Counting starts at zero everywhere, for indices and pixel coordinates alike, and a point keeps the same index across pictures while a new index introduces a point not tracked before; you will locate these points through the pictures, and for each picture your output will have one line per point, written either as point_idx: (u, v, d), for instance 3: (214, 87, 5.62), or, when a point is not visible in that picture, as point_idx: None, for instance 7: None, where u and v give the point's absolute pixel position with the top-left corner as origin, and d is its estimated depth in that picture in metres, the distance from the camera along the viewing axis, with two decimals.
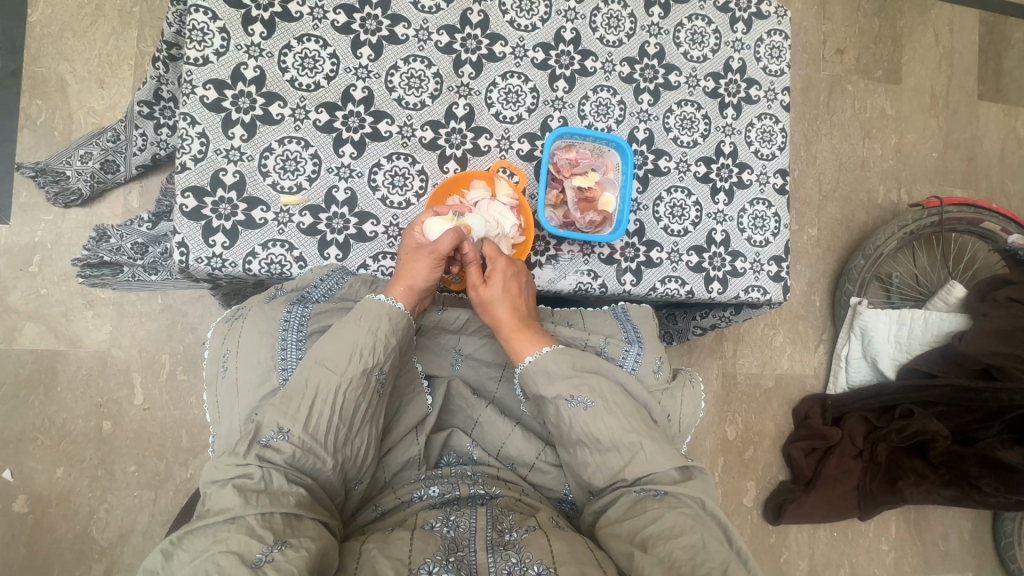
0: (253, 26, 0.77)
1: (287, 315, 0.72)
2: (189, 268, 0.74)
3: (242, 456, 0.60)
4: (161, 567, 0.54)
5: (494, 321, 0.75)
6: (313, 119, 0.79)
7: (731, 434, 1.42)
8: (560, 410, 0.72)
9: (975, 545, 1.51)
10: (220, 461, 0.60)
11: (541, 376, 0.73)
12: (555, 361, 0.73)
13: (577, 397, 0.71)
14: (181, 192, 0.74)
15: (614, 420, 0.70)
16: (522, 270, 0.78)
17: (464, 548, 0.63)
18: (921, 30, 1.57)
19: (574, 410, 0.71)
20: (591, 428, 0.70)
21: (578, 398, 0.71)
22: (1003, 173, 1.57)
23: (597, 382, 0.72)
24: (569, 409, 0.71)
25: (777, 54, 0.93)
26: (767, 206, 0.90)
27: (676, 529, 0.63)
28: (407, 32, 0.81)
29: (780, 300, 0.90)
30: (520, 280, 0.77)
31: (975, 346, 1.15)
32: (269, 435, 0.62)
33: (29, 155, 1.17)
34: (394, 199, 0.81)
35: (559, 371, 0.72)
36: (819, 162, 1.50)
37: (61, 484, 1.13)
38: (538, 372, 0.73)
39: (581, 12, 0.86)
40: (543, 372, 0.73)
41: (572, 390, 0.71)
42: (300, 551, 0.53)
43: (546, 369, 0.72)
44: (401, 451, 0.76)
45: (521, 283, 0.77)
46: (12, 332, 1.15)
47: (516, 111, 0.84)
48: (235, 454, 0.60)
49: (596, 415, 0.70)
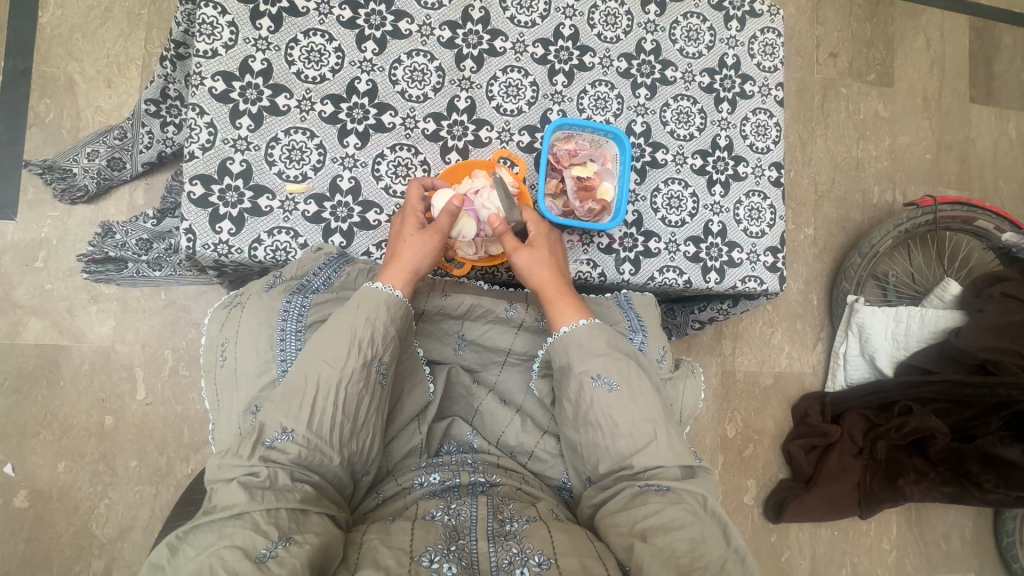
0: (261, 21, 0.79)
1: (287, 305, 0.72)
2: (195, 255, 0.76)
3: (247, 456, 0.60)
4: (166, 562, 0.54)
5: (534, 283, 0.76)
6: (318, 111, 0.80)
7: (731, 432, 1.43)
8: (584, 386, 0.72)
9: (976, 544, 1.51)
10: (224, 461, 0.61)
11: (574, 349, 0.74)
12: (589, 337, 0.74)
13: (603, 377, 0.72)
14: (190, 179, 0.76)
15: (636, 408, 0.71)
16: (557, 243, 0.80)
17: (465, 536, 0.63)
18: (912, 35, 1.60)
19: (599, 389, 0.72)
20: (613, 410, 0.71)
21: (604, 378, 0.72)
22: (996, 175, 1.59)
23: (626, 367, 0.73)
24: (593, 387, 0.72)
25: (771, 51, 0.95)
26: (763, 199, 0.92)
27: (676, 522, 0.63)
28: (411, 28, 0.84)
29: (777, 291, 0.91)
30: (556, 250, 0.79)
31: (971, 342, 1.17)
32: (272, 436, 0.62)
33: (37, 153, 1.18)
34: (397, 188, 0.82)
35: (593, 347, 0.73)
36: (814, 162, 1.53)
37: (63, 479, 1.13)
38: (571, 345, 0.74)
39: (580, 9, 0.89)
40: (575, 345, 0.74)
41: (600, 369, 0.72)
42: (303, 546, 0.54)
43: (579, 343, 0.74)
44: (405, 439, 0.77)
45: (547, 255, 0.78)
46: (16, 327, 1.16)
47: (516, 104, 0.86)
48: (238, 455, 0.61)
49: (621, 399, 0.71)
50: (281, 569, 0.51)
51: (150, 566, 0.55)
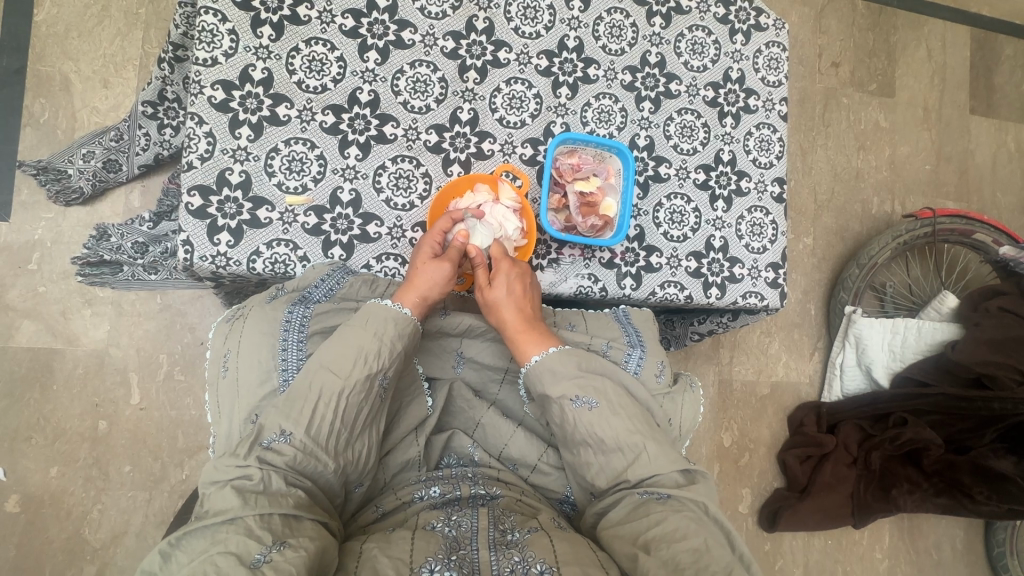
0: (262, 29, 0.78)
1: (289, 315, 0.71)
2: (193, 266, 0.75)
3: (243, 457, 0.59)
4: (158, 569, 0.53)
5: (500, 322, 0.75)
6: (320, 121, 0.79)
7: (728, 441, 1.43)
8: (565, 409, 0.72)
9: (967, 554, 1.52)
10: (220, 461, 0.59)
11: (547, 376, 0.73)
12: (561, 361, 0.73)
13: (583, 397, 0.72)
14: (188, 190, 0.75)
15: (618, 421, 0.71)
16: (528, 272, 0.78)
17: (466, 547, 0.62)
18: (914, 45, 1.60)
19: (580, 410, 0.71)
20: (596, 428, 0.71)
21: (583, 398, 0.72)
22: (994, 187, 1.60)
23: (602, 384, 0.73)
24: (575, 409, 0.71)
25: (775, 66, 0.94)
26: (765, 214, 0.91)
27: (679, 533, 0.63)
28: (414, 38, 0.83)
29: (777, 306, 0.91)
30: (526, 281, 0.77)
31: (968, 355, 1.16)
32: (270, 437, 0.61)
33: (31, 153, 1.17)
34: (398, 201, 0.81)
35: (565, 370, 0.73)
36: (814, 172, 1.52)
37: (55, 484, 1.12)
38: (544, 372, 0.73)
39: (584, 21, 0.88)
40: (547, 373, 0.73)
41: (577, 391, 0.72)
42: (298, 551, 0.52)
43: (553, 369, 0.73)
44: (401, 451, 0.76)
45: (528, 286, 0.77)
46: (10, 329, 1.14)
47: (519, 117, 0.85)
48: (235, 455, 0.59)
49: (601, 415, 0.71)
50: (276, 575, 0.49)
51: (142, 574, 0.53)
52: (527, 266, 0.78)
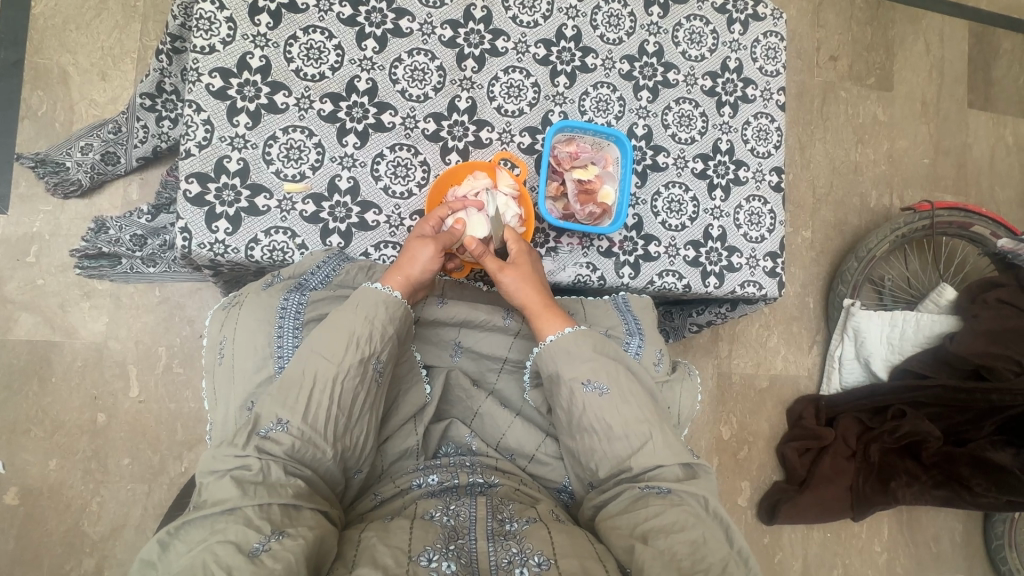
0: (259, 17, 0.78)
1: (284, 302, 0.71)
2: (192, 254, 0.75)
3: (241, 446, 0.59)
4: (157, 558, 0.52)
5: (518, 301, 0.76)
6: (317, 109, 0.79)
7: (727, 434, 1.43)
8: (575, 393, 0.72)
9: (966, 546, 1.52)
10: (218, 451, 0.59)
11: (561, 357, 0.73)
12: (576, 343, 0.73)
13: (594, 382, 0.72)
14: (186, 177, 0.75)
15: (628, 409, 0.71)
16: (533, 257, 0.79)
17: (464, 536, 0.62)
18: (912, 39, 1.60)
19: (591, 394, 0.71)
20: (606, 414, 0.70)
21: (595, 383, 0.72)
22: (992, 180, 1.60)
23: (615, 369, 0.73)
24: (585, 393, 0.71)
25: (773, 55, 0.94)
26: (763, 204, 0.92)
27: (677, 525, 0.63)
28: (412, 26, 0.83)
29: (775, 296, 0.91)
30: (535, 266, 0.78)
31: (965, 346, 1.17)
32: (268, 426, 0.61)
33: (29, 146, 1.17)
34: (396, 188, 0.81)
35: (580, 353, 0.73)
36: (813, 165, 1.53)
37: (54, 476, 1.12)
38: (558, 353, 0.73)
39: (583, 10, 0.88)
40: (563, 354, 0.73)
41: (590, 374, 0.72)
42: (297, 540, 0.52)
43: (567, 351, 0.73)
44: (400, 440, 0.76)
45: (534, 269, 0.78)
46: (8, 322, 1.14)
47: (517, 105, 0.85)
48: (233, 445, 0.59)
49: (612, 403, 0.71)
50: (276, 564, 0.50)
51: (141, 563, 0.53)
52: (530, 251, 0.79)
